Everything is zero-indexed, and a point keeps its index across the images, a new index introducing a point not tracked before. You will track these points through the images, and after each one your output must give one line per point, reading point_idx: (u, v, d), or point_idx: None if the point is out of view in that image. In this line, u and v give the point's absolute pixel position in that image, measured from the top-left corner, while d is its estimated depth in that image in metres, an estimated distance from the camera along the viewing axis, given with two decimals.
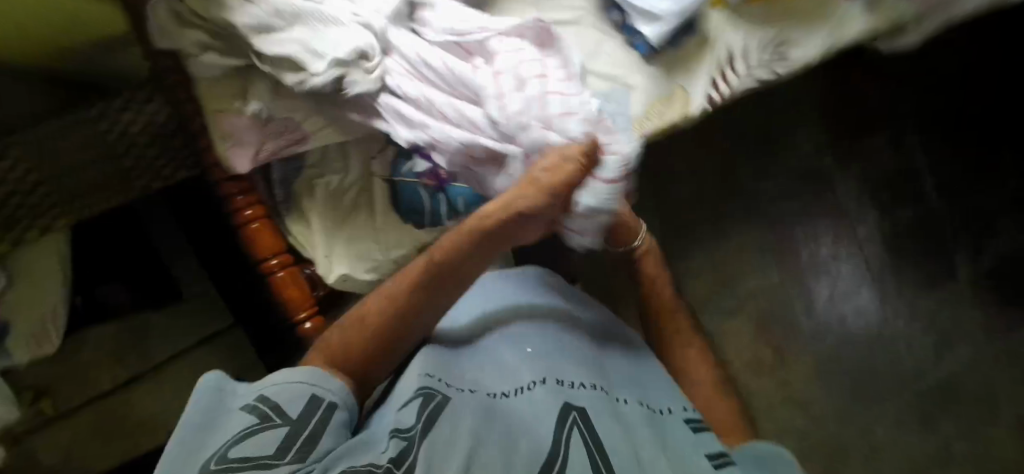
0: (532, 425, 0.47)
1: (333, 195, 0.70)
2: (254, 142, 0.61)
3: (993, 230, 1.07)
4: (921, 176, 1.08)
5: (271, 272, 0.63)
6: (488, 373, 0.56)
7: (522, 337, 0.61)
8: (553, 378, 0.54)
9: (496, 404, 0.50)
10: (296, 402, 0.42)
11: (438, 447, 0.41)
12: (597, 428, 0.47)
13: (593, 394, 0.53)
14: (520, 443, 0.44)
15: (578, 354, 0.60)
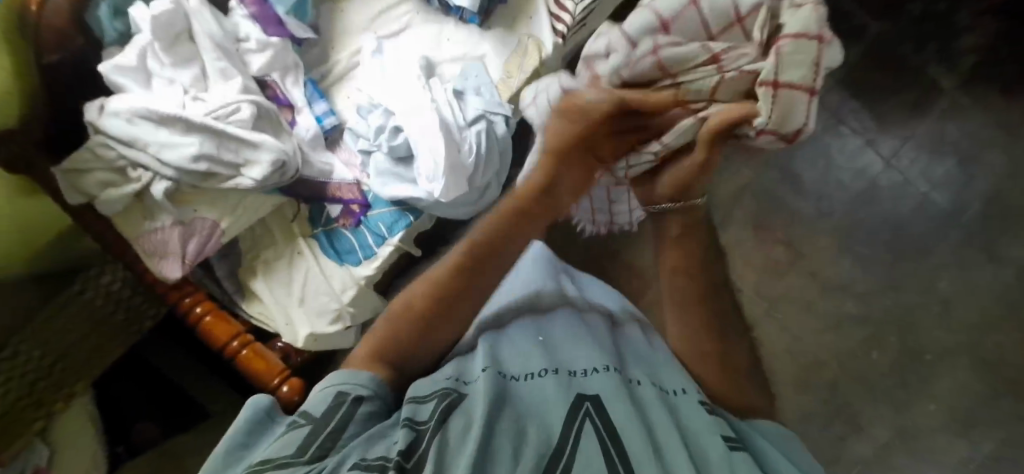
0: (543, 413, 0.37)
1: (270, 268, 0.75)
2: (175, 252, 0.66)
3: (954, 32, 1.00)
4: (849, 11, 1.02)
5: (236, 353, 0.68)
6: (511, 347, 0.46)
7: (545, 329, 0.49)
8: (563, 367, 0.42)
9: (505, 387, 0.40)
10: (319, 406, 0.35)
11: (446, 452, 0.32)
12: (616, 416, 0.36)
13: (609, 377, 0.41)
14: (527, 443, 0.34)
15: (598, 338, 0.48)
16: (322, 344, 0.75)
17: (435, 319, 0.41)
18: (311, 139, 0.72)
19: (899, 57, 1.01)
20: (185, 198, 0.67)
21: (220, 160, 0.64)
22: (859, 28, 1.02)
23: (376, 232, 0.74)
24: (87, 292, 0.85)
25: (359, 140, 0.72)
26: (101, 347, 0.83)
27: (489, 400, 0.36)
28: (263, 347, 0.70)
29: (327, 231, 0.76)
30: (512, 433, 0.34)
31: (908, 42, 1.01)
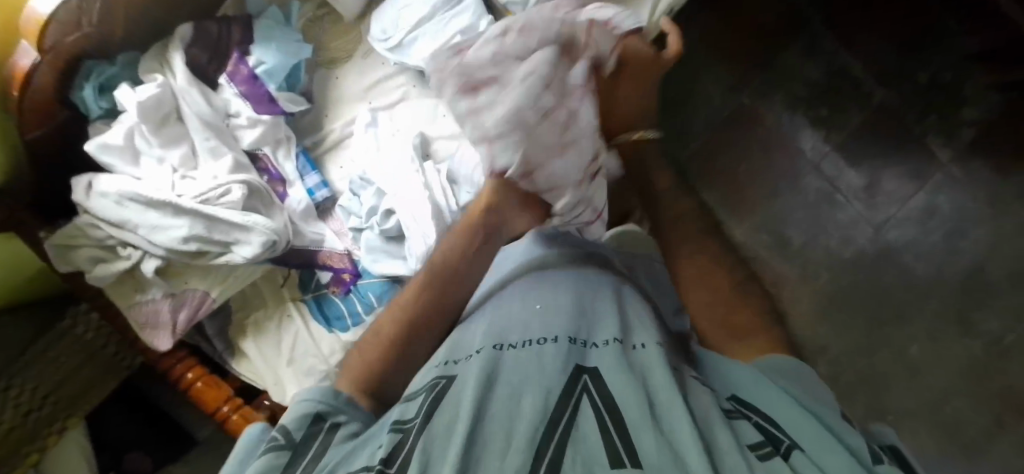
0: (536, 387, 0.31)
1: (259, 330, 0.76)
2: (167, 324, 0.67)
3: (958, 102, 0.97)
4: (855, 74, 0.99)
5: (226, 416, 0.71)
6: (513, 318, 0.40)
7: (534, 291, 0.44)
8: (563, 334, 0.37)
9: (501, 359, 0.35)
10: (300, 422, 0.33)
11: (437, 435, 0.28)
12: (616, 386, 0.32)
13: (611, 348, 0.36)
14: (519, 420, 0.29)
15: (602, 306, 0.42)
16: None
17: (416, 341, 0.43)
18: (302, 212, 0.71)
19: (900, 122, 0.98)
20: (176, 272, 0.67)
21: (211, 241, 0.63)
22: (865, 90, 0.99)
23: (365, 300, 0.74)
24: (81, 327, 0.82)
25: (351, 216, 0.72)
26: (96, 382, 0.83)
27: (479, 386, 0.31)
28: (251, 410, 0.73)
29: (316, 297, 0.76)
30: (502, 418, 0.29)
31: (909, 109, 0.98)
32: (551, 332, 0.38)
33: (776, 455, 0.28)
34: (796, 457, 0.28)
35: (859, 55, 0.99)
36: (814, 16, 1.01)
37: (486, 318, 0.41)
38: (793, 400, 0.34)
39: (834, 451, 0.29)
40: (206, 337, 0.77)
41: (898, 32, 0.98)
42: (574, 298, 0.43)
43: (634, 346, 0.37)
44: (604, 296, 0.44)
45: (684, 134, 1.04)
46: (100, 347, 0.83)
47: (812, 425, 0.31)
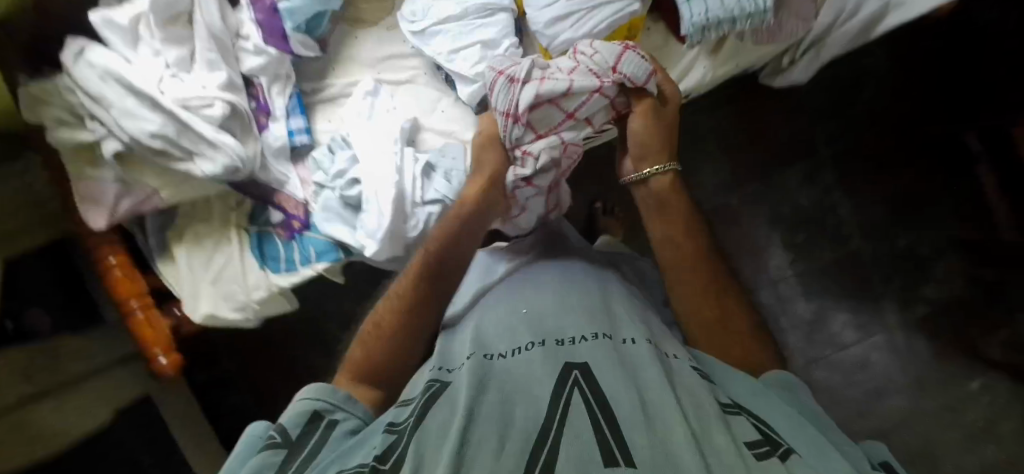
0: (531, 393, 0.38)
1: (196, 242, 0.77)
2: (107, 205, 0.67)
3: (923, 277, 0.99)
4: (843, 216, 1.01)
5: (132, 311, 0.73)
6: (501, 325, 0.49)
7: (526, 300, 0.53)
8: (553, 339, 0.44)
9: (492, 370, 0.42)
10: (297, 421, 0.41)
11: (431, 438, 0.35)
12: (604, 383, 0.37)
13: (600, 344, 0.43)
14: (514, 424, 0.35)
15: (583, 306, 0.50)
16: (218, 323, 0.79)
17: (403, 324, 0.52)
18: (276, 150, 0.73)
19: (865, 275, 1.01)
20: (133, 162, 0.68)
21: (177, 145, 0.64)
22: (845, 234, 1.01)
23: (305, 252, 0.77)
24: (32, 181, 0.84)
25: (319, 171, 0.74)
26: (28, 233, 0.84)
27: (471, 389, 0.38)
28: (160, 314, 0.75)
29: (260, 232, 0.79)
30: (496, 418, 0.36)
31: (877, 267, 1.01)
32: (537, 338, 0.45)
33: (774, 455, 0.33)
34: (794, 462, 0.32)
35: (852, 199, 1.01)
36: (826, 145, 1.01)
37: (476, 333, 0.50)
38: (791, 413, 0.38)
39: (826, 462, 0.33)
40: (145, 232, 0.78)
41: (897, 193, 0.99)
42: (563, 303, 0.51)
43: (624, 343, 0.44)
44: (596, 297, 0.52)
45: None
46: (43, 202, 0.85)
47: (809, 434, 0.36)
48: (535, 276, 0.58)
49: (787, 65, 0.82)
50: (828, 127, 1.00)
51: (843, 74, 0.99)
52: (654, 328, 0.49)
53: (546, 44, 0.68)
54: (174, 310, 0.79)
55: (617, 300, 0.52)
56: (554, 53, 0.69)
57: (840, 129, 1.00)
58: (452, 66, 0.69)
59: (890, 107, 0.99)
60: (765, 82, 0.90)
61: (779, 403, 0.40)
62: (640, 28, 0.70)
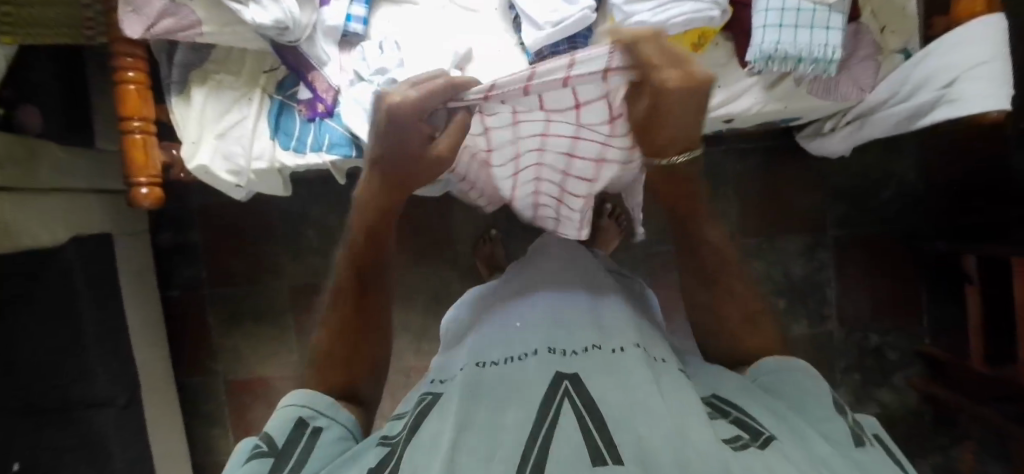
0: (523, 400, 0.44)
1: (219, 91, 0.76)
2: (148, 15, 0.66)
3: (881, 380, 1.03)
4: (827, 299, 1.03)
5: (130, 132, 0.71)
6: (495, 343, 0.55)
7: (514, 316, 0.60)
8: (546, 349, 0.51)
9: (486, 379, 0.49)
10: (284, 429, 0.46)
11: (424, 446, 0.42)
12: (590, 392, 0.43)
13: (591, 357, 0.49)
14: (505, 429, 0.41)
15: (571, 319, 0.57)
16: (207, 178, 0.77)
17: (355, 326, 0.57)
18: (328, 29, 0.73)
19: (829, 361, 1.04)
20: None
21: None
22: (822, 316, 1.04)
23: (319, 138, 0.76)
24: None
25: (364, 63, 0.74)
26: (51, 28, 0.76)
27: (462, 401, 0.45)
28: (158, 142, 0.74)
29: (283, 101, 0.78)
30: (487, 427, 0.42)
31: (843, 357, 1.04)
32: (531, 351, 0.51)
33: (753, 445, 0.40)
34: (770, 446, 0.39)
35: (841, 285, 1.03)
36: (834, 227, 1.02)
37: (473, 347, 0.57)
38: (780, 414, 0.46)
39: (804, 446, 0.42)
40: (170, 60, 0.76)
41: (883, 295, 1.02)
42: (554, 315, 0.58)
43: (612, 351, 0.50)
44: (588, 310, 0.58)
45: (665, 234, 1.06)
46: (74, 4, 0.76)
47: (798, 428, 0.44)
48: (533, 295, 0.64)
49: (829, 130, 0.85)
50: (839, 210, 1.02)
51: (872, 165, 1.00)
52: (637, 328, 0.57)
53: (620, 18, 0.69)
54: (170, 149, 0.77)
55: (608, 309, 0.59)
56: (625, 30, 0.69)
57: (853, 216, 1.01)
58: (525, 9, 0.70)
59: (904, 212, 1.00)
60: (802, 140, 0.95)
61: (759, 400, 0.47)
62: (709, 40, 0.72)
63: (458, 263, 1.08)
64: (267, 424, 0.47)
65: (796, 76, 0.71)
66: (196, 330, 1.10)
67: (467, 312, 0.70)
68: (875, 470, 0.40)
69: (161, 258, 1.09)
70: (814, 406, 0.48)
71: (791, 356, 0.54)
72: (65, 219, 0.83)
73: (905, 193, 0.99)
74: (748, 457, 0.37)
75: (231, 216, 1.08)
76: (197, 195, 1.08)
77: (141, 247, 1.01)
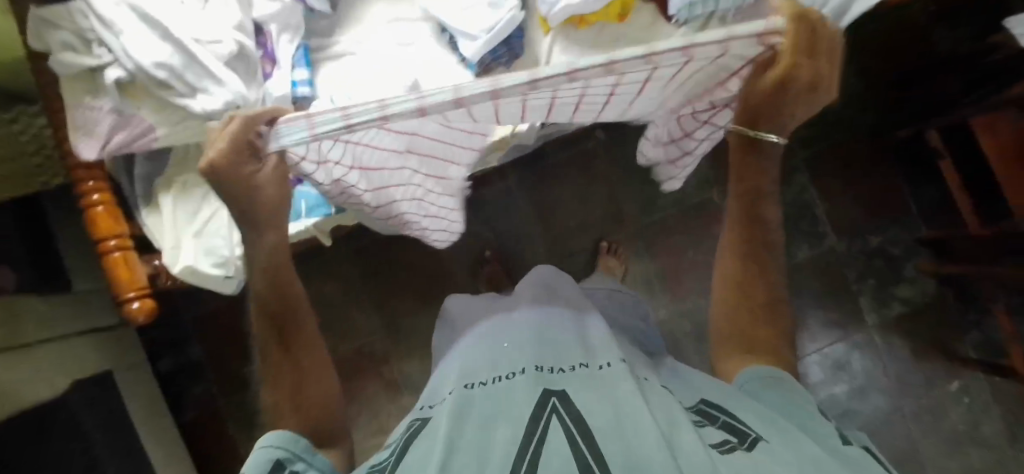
0: (510, 416, 0.40)
1: (185, 191, 0.75)
2: (99, 135, 0.67)
3: (896, 277, 1.05)
4: (818, 217, 1.06)
5: (109, 252, 0.70)
6: (481, 364, 0.50)
7: (498, 335, 0.56)
8: (533, 366, 0.46)
9: (473, 396, 0.44)
10: (261, 469, 0.41)
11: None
12: (579, 406, 0.39)
13: (579, 373, 0.45)
14: (493, 449, 0.37)
15: (558, 338, 0.52)
16: (195, 280, 0.76)
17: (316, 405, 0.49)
18: (277, 99, 0.73)
19: (840, 275, 1.06)
20: (134, 94, 0.68)
21: (179, 77, 0.65)
22: (819, 234, 1.06)
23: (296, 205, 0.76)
24: (26, 132, 0.76)
25: None
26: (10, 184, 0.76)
27: (450, 420, 0.40)
28: (138, 257, 0.73)
29: None
30: (474, 445, 0.38)
31: (852, 266, 1.06)
32: (520, 366, 0.47)
33: (741, 448, 0.36)
34: (760, 448, 0.35)
35: (826, 201, 1.06)
36: (801, 148, 1.06)
37: (458, 371, 0.52)
38: (769, 414, 0.42)
39: (791, 443, 0.37)
40: (132, 176, 0.77)
41: (867, 196, 1.05)
42: (540, 332, 0.53)
43: (600, 367, 0.46)
44: (573, 330, 0.54)
45: (651, 203, 1.07)
46: (29, 155, 0.77)
47: (790, 434, 0.39)
48: (513, 315, 0.60)
49: None
50: (800, 131, 1.05)
51: None
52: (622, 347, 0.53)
53: (547, 9, 0.72)
54: (153, 260, 0.76)
55: (596, 328, 0.55)
56: (554, 19, 0.73)
57: (814, 133, 1.05)
58: (458, 27, 0.73)
59: (856, 117, 1.05)
60: None
61: (754, 406, 0.43)
62: (631, 6, 0.75)
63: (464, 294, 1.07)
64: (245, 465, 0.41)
65: (718, 15, 0.74)
66: (222, 447, 1.05)
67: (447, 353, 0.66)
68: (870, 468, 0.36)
69: (167, 384, 1.05)
70: (807, 417, 0.43)
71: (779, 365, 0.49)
72: (64, 366, 0.81)
73: (853, 98, 1.04)
74: (739, 459, 0.33)
75: (227, 320, 1.06)
76: (187, 310, 1.06)
77: (144, 378, 0.98)
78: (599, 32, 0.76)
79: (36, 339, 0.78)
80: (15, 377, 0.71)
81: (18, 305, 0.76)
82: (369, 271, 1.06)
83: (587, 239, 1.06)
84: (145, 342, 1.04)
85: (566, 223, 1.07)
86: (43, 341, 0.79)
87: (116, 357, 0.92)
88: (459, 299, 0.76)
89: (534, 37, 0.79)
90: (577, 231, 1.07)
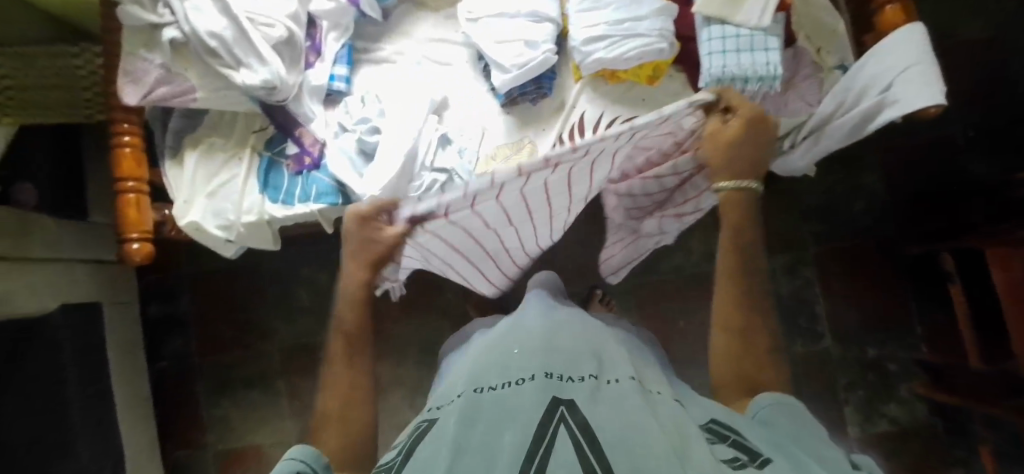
0: (517, 423, 0.37)
1: (209, 153, 0.80)
2: (145, 84, 0.72)
3: (887, 395, 1.01)
4: (816, 315, 1.04)
5: (125, 192, 0.75)
6: (490, 367, 0.48)
7: (511, 340, 0.53)
8: (543, 373, 0.43)
9: (482, 401, 0.42)
10: None
11: None
12: (588, 417, 0.37)
13: (589, 383, 0.42)
14: (501, 456, 0.34)
15: (570, 342, 0.50)
16: (198, 236, 0.79)
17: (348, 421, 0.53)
18: (313, 88, 0.79)
19: (828, 380, 1.03)
20: (184, 56, 0.73)
21: (229, 48, 0.70)
22: (815, 333, 1.04)
23: (307, 189, 0.79)
24: (85, 67, 0.81)
25: (348, 115, 0.80)
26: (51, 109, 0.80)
27: (458, 426, 0.38)
28: (150, 203, 0.78)
29: (271, 158, 0.81)
30: (480, 453, 0.35)
31: (843, 373, 1.03)
32: (529, 372, 0.44)
33: (751, 465, 0.34)
34: (771, 468, 0.34)
35: (828, 300, 1.04)
36: (812, 243, 1.05)
37: (469, 373, 0.49)
38: (783, 438, 0.40)
39: (800, 467, 0.35)
40: (165, 128, 0.82)
41: (871, 306, 1.03)
42: (551, 337, 0.51)
43: (609, 382, 0.43)
44: (588, 337, 0.52)
45: (651, 264, 1.08)
46: (80, 88, 0.81)
47: (794, 456, 0.37)
48: (526, 323, 0.57)
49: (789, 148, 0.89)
50: (814, 226, 1.05)
51: (838, 182, 1.04)
52: (634, 363, 0.50)
53: (579, 59, 0.75)
54: (163, 209, 0.81)
55: (609, 341, 0.52)
56: (586, 69, 0.75)
57: (828, 231, 1.05)
58: (493, 56, 0.77)
59: (876, 224, 1.04)
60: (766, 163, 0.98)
61: (761, 429, 0.41)
62: (663, 72, 0.77)
63: (450, 309, 1.09)
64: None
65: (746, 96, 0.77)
66: (186, 403, 1.08)
67: (456, 358, 0.64)
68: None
69: (151, 329, 1.09)
70: (814, 439, 0.40)
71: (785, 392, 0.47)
72: (63, 287, 0.84)
73: (873, 205, 1.04)
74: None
75: (222, 282, 1.09)
76: (188, 265, 1.10)
77: (130, 317, 1.02)
78: (627, 89, 0.79)
79: (45, 256, 0.82)
80: (17, 286, 0.75)
81: (33, 221, 0.80)
82: None
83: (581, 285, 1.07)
84: (141, 285, 1.09)
85: (563, 265, 1.08)
86: (51, 259, 0.83)
87: (110, 291, 0.96)
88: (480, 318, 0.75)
89: (563, 82, 0.82)
90: (573, 275, 1.08)
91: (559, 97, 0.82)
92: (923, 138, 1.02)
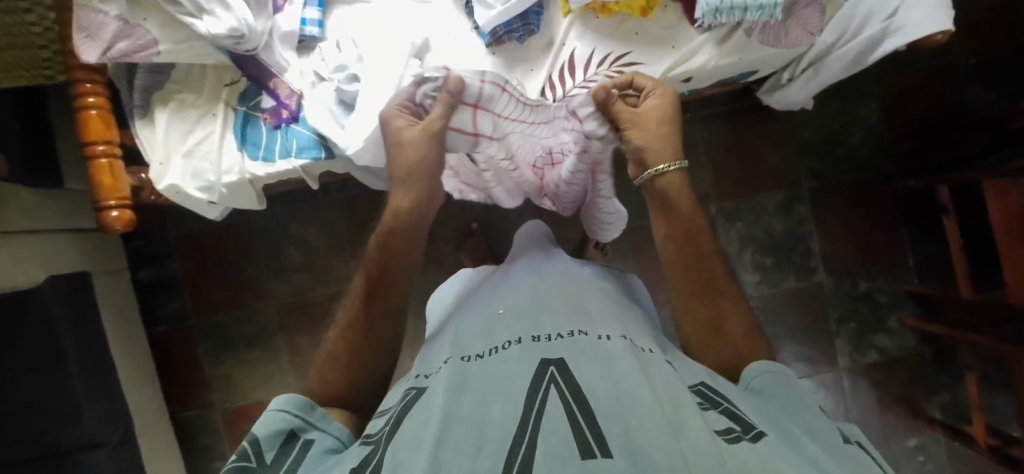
0: (509, 390, 0.37)
1: (181, 110, 0.75)
2: (102, 40, 0.66)
3: (876, 326, 1.03)
4: (811, 251, 1.04)
5: (95, 156, 0.72)
6: (475, 331, 0.47)
7: (498, 302, 0.52)
8: (529, 336, 0.43)
9: (470, 368, 0.41)
10: (274, 438, 0.41)
11: (404, 447, 0.34)
12: (580, 379, 0.36)
13: (576, 342, 0.42)
14: (491, 425, 0.33)
15: (556, 304, 0.49)
16: (179, 199, 0.76)
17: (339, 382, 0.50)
18: (284, 35, 0.75)
19: (821, 313, 1.04)
20: (141, 5, 0.68)
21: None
22: (809, 269, 1.04)
23: (287, 144, 0.76)
24: (40, 23, 0.68)
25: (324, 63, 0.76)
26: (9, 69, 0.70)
27: (446, 393, 0.37)
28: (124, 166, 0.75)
29: (247, 113, 0.77)
30: (472, 420, 0.34)
31: (836, 306, 1.04)
32: (515, 337, 0.44)
33: (745, 438, 0.33)
34: (764, 442, 0.33)
35: (823, 236, 1.04)
36: (808, 179, 1.03)
37: (454, 337, 0.49)
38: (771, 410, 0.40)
39: (791, 442, 0.35)
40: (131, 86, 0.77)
41: (865, 239, 1.03)
42: (538, 299, 0.50)
43: (599, 338, 0.42)
44: (574, 295, 0.51)
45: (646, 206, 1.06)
46: (36, 47, 0.70)
47: (787, 430, 0.37)
48: (510, 283, 0.57)
49: (787, 80, 0.85)
50: (810, 161, 1.03)
51: (837, 114, 1.01)
52: (624, 321, 0.49)
53: None
54: (139, 173, 0.78)
55: (596, 297, 0.52)
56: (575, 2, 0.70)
57: (824, 165, 1.03)
58: None
59: (873, 157, 1.02)
60: (763, 97, 0.95)
61: (748, 401, 0.41)
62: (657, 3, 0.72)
63: (444, 261, 1.08)
64: (254, 427, 0.42)
65: (745, 26, 0.71)
66: (186, 364, 1.09)
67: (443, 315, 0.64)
68: (866, 466, 0.35)
69: (144, 294, 1.08)
70: (793, 406, 0.41)
71: (777, 363, 0.46)
72: (47, 256, 0.82)
73: (872, 137, 1.01)
74: (745, 451, 0.31)
75: (211, 244, 1.07)
76: (174, 229, 1.07)
77: (121, 283, 1.00)
78: (619, 23, 0.74)
79: (23, 227, 0.79)
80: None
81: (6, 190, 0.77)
82: (357, 222, 1.07)
83: (574, 231, 1.06)
84: (128, 250, 1.07)
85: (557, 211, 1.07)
86: (30, 228, 0.81)
87: (96, 257, 0.94)
88: (461, 274, 0.74)
89: (553, 16, 0.77)
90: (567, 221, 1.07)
91: (547, 34, 0.77)
92: (925, 68, 0.99)
